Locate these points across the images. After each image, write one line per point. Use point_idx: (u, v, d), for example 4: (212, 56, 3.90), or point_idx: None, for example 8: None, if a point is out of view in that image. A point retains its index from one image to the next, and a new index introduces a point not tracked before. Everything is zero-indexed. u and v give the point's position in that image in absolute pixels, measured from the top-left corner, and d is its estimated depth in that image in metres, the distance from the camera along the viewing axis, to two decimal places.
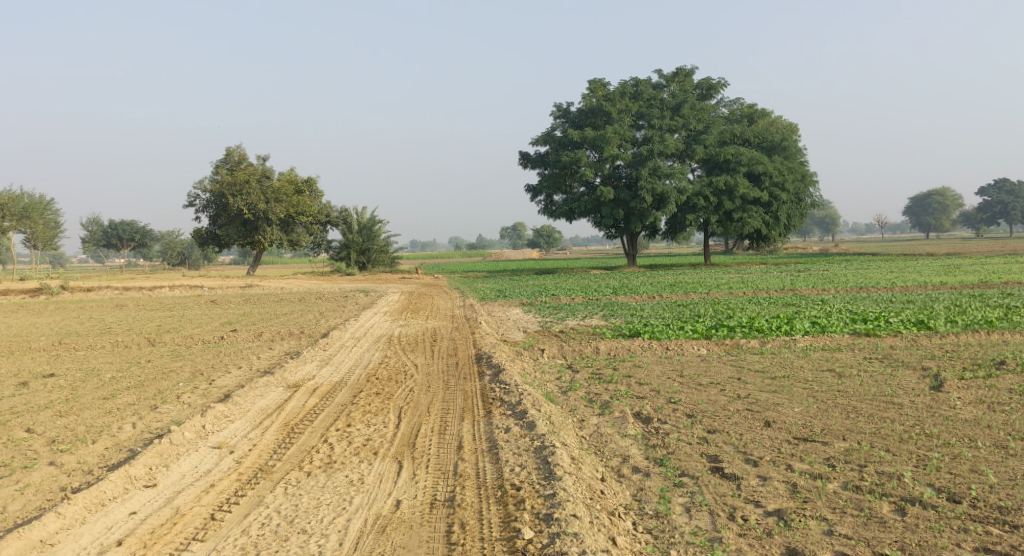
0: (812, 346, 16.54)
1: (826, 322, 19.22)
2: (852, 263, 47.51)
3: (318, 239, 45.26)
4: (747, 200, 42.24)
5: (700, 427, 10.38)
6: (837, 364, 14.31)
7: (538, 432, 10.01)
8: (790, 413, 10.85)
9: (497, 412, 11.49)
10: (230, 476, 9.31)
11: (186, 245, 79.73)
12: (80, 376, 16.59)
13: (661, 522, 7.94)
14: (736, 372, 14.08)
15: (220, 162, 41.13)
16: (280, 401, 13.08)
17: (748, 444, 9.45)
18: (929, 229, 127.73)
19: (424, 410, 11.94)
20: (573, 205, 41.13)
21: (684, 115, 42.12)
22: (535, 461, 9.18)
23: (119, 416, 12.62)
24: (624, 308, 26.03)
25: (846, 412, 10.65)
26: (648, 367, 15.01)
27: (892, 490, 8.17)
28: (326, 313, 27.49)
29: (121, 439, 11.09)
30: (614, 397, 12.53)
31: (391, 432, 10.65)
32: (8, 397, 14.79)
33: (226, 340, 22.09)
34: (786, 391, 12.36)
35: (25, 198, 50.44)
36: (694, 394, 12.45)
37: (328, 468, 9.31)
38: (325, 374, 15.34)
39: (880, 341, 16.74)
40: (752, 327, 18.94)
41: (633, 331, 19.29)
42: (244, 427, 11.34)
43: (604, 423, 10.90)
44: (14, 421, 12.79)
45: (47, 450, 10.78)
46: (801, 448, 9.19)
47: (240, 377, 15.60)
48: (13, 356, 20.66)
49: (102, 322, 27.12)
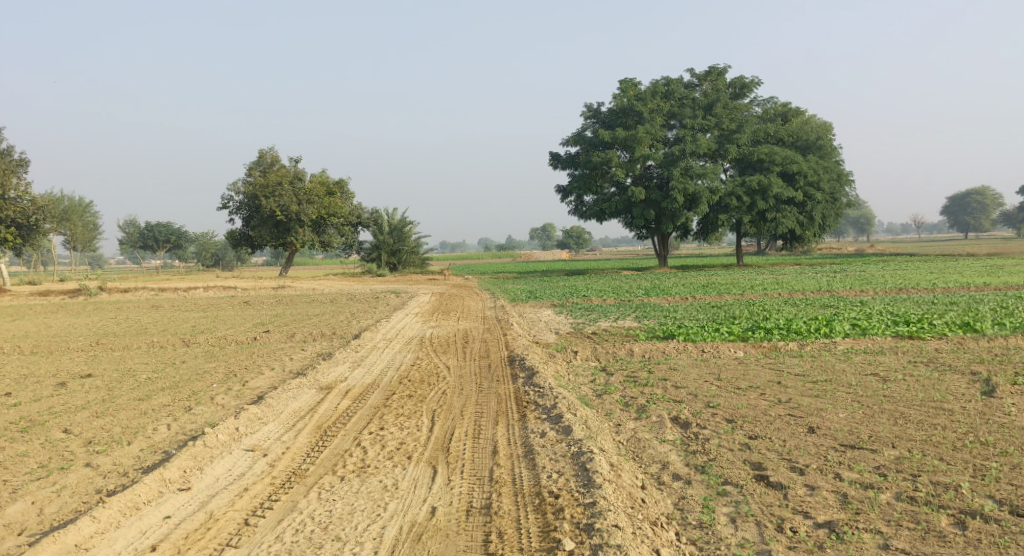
0: (854, 349, 16.16)
1: (866, 324, 18.80)
2: (889, 264, 46.64)
3: (350, 240, 45.41)
4: (781, 199, 41.64)
5: (741, 433, 10.10)
6: (880, 369, 13.91)
7: (575, 437, 9.78)
8: (835, 419, 10.52)
9: (531, 416, 11.28)
10: (264, 480, 9.19)
11: (220, 246, 80.56)
12: (117, 377, 16.65)
13: (706, 534, 7.71)
14: (775, 376, 13.73)
15: (253, 163, 41.38)
16: (312, 403, 12.98)
17: (793, 451, 9.16)
18: (967, 229, 125.42)
19: (457, 413, 11.76)
20: (604, 205, 40.80)
21: (717, 114, 41.70)
22: (573, 468, 8.96)
23: (154, 418, 12.61)
24: (657, 310, 25.68)
25: (893, 418, 10.31)
26: (685, 370, 14.75)
27: (949, 502, 7.85)
28: (358, 315, 27.45)
29: (156, 441, 11.04)
30: (651, 400, 12.27)
31: (424, 436, 10.48)
32: (46, 397, 14.88)
33: (260, 341, 22.15)
34: (829, 396, 12.02)
35: (64, 200, 51.21)
36: (734, 398, 12.15)
37: (361, 472, 9.16)
38: (357, 375, 15.25)
39: (925, 344, 16.27)
40: (790, 330, 18.52)
41: (668, 333, 18.98)
42: (277, 429, 11.24)
43: (641, 428, 10.66)
44: (51, 422, 12.83)
45: (84, 451, 10.76)
46: (850, 456, 8.88)
47: (273, 379, 15.56)
48: (52, 356, 20.87)
49: (139, 322, 27.34)
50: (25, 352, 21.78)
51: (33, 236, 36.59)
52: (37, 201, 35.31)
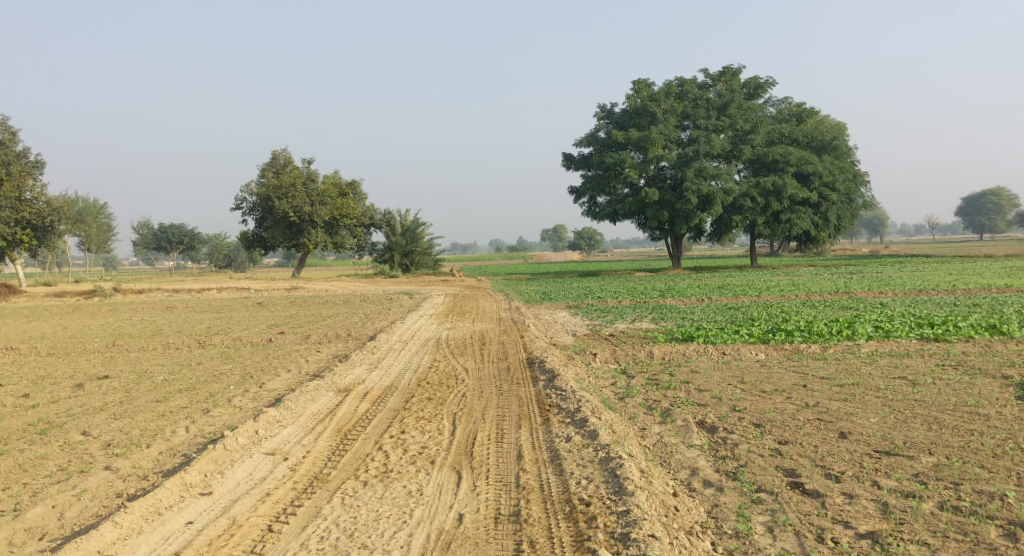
0: (878, 352, 15.89)
1: (890, 326, 18.52)
2: (906, 265, 46.25)
3: (363, 242, 45.32)
4: (795, 200, 41.28)
5: (771, 438, 9.89)
6: (909, 373, 13.68)
7: (602, 442, 9.58)
8: (867, 424, 10.32)
9: (555, 420, 11.07)
10: (286, 484, 9.04)
11: (233, 246, 80.69)
12: (134, 379, 16.55)
13: (743, 544, 7.52)
14: (800, 379, 13.52)
15: (267, 165, 41.37)
16: (331, 406, 12.85)
17: (827, 457, 8.95)
18: (982, 230, 124.39)
19: (478, 417, 11.58)
20: (617, 206, 40.54)
21: (731, 115, 41.11)
22: (602, 474, 8.77)
23: (173, 420, 12.48)
24: (674, 312, 25.41)
25: (927, 425, 10.09)
26: (706, 373, 14.50)
27: (997, 513, 7.65)
28: (372, 316, 27.29)
29: (175, 444, 10.90)
30: (675, 404, 12.06)
31: (446, 440, 10.29)
32: (64, 398, 14.79)
33: (275, 342, 22.04)
34: (858, 400, 11.78)
35: (79, 201, 51.31)
36: (760, 402, 11.92)
37: (385, 477, 8.99)
38: (374, 378, 15.09)
39: (952, 347, 16.04)
40: (812, 332, 18.29)
41: (687, 335, 18.72)
42: (297, 433, 11.07)
43: (667, 432, 10.46)
44: (69, 424, 12.73)
45: (103, 454, 10.62)
46: (886, 462, 8.68)
47: (291, 380, 15.42)
48: (68, 357, 20.82)
49: (154, 324, 27.29)
50: (41, 353, 21.75)
51: (49, 237, 36.61)
52: (52, 203, 35.36)
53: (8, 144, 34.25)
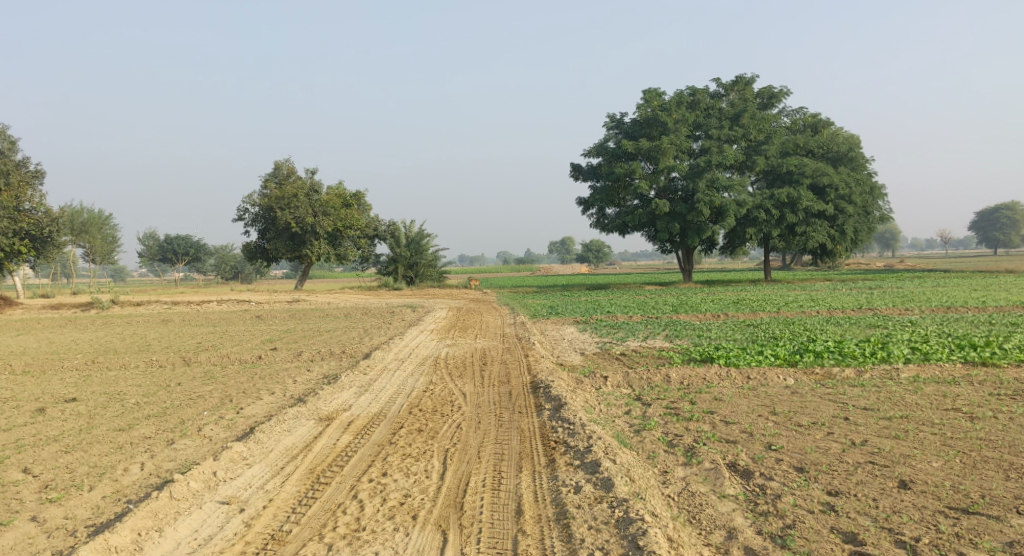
0: (921, 378, 14.17)
1: (927, 347, 16.75)
2: (925, 280, 44.25)
3: (367, 253, 43.58)
4: (811, 212, 39.56)
5: (819, 487, 8.27)
6: (962, 403, 12.05)
7: (618, 497, 8.11)
8: (929, 468, 8.76)
9: (562, 461, 9.48)
10: (234, 547, 7.76)
11: (239, 259, 79.33)
12: (104, 402, 15.00)
13: None
14: (840, 411, 11.84)
15: (269, 175, 40.10)
16: (308, 439, 11.27)
17: (893, 517, 7.62)
18: (996, 245, 121.28)
19: (475, 455, 10.00)
20: (626, 219, 38.90)
21: (744, 125, 39.36)
22: (619, 544, 7.43)
23: (129, 454, 10.94)
24: (689, 328, 23.64)
25: (1003, 473, 8.53)
26: (732, 402, 12.82)
27: None
28: (371, 331, 25.63)
29: (123, 485, 9.31)
30: (700, 440, 10.43)
31: (434, 486, 8.72)
32: (18, 426, 13.22)
33: (264, 360, 20.44)
34: (912, 438, 10.13)
35: (82, 212, 49.72)
36: (798, 439, 10.31)
37: (353, 540, 7.69)
38: (362, 404, 13.47)
39: (1003, 374, 14.39)
40: (843, 353, 16.52)
41: (705, 355, 16.99)
42: (261, 474, 9.41)
43: (694, 477, 8.88)
44: (12, 457, 11.20)
45: (35, 499, 9.05)
46: (968, 525, 7.45)
47: (271, 406, 13.90)
48: (42, 376, 19.32)
49: (143, 339, 25.66)
50: (16, 371, 20.17)
51: (49, 249, 35.03)
52: (53, 212, 33.85)
53: (6, 153, 33.23)
